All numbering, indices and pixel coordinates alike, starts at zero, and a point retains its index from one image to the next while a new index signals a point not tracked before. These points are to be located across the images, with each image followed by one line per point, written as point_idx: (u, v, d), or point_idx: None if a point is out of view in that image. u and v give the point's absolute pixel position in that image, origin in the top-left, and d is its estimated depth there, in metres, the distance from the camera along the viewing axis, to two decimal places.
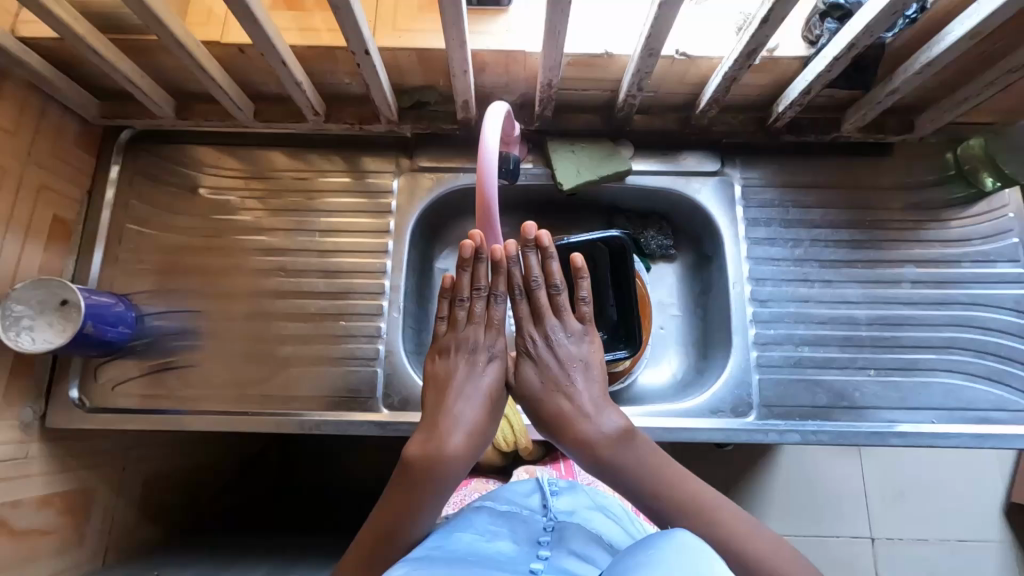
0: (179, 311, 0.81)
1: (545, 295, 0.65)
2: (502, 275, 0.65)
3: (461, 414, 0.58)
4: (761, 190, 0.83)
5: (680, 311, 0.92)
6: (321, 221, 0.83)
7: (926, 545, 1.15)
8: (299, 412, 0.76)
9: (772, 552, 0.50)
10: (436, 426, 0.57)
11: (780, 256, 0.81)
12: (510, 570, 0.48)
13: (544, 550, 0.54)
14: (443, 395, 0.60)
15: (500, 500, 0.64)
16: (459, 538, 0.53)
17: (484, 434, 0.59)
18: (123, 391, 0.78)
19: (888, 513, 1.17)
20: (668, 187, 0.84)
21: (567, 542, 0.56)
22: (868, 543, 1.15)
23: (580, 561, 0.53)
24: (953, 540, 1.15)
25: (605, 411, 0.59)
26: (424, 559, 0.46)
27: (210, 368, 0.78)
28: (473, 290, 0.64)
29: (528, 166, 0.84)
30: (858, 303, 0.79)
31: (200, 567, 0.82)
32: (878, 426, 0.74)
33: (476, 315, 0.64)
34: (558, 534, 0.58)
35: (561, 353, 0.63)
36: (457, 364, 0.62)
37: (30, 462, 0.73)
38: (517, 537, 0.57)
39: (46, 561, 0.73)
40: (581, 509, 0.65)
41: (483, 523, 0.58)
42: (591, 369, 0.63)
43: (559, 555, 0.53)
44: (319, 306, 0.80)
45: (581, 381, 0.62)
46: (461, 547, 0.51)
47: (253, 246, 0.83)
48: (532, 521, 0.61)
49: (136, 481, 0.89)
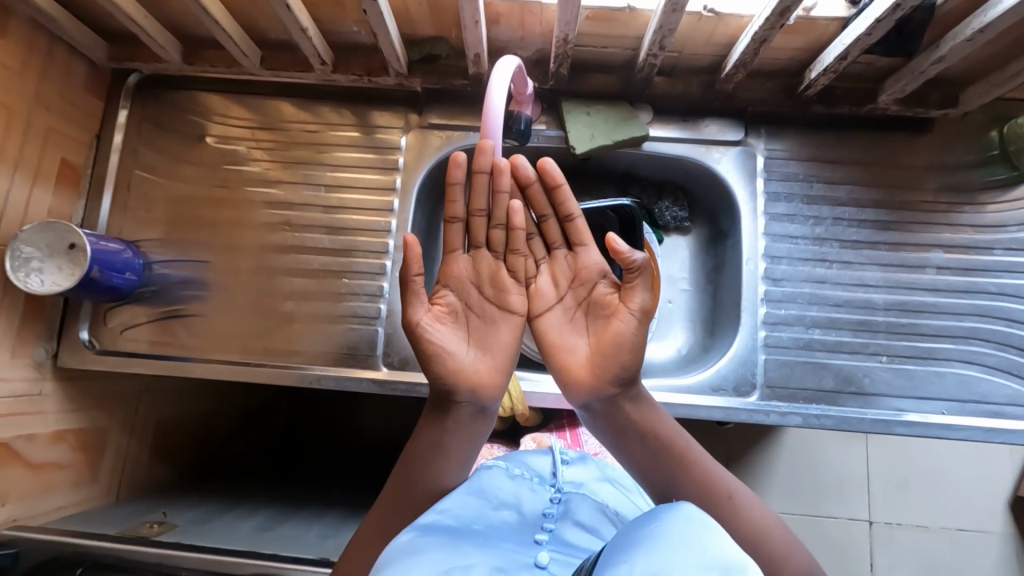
0: (186, 261, 0.81)
1: (556, 226, 0.59)
2: (504, 197, 0.57)
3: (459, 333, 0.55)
4: (785, 163, 0.79)
5: (690, 286, 0.89)
6: (327, 175, 0.82)
7: (925, 533, 1.14)
8: (300, 366, 0.77)
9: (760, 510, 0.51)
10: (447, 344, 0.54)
11: (799, 234, 0.77)
12: (516, 542, 0.49)
13: (549, 521, 0.55)
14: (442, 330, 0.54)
15: (512, 462, 0.64)
16: (468, 502, 0.53)
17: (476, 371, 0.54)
18: (132, 336, 0.80)
19: (889, 498, 1.16)
20: (686, 155, 0.80)
21: (572, 514, 0.57)
22: (866, 526, 1.15)
23: (584, 533, 0.54)
24: (953, 529, 1.14)
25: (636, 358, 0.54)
26: (431, 524, 0.47)
27: (215, 318, 0.79)
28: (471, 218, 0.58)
29: (541, 127, 0.80)
30: (876, 288, 0.75)
31: (205, 507, 0.86)
32: (885, 414, 0.72)
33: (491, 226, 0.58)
34: (564, 506, 0.59)
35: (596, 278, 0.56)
36: (451, 298, 0.56)
37: (44, 399, 0.75)
38: (524, 507, 0.57)
39: (61, 492, 0.77)
40: (590, 482, 0.65)
41: (494, 488, 0.57)
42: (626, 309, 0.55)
43: (564, 526, 0.54)
44: (324, 262, 0.79)
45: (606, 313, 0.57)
46: (469, 511, 0.52)
47: (259, 199, 0.82)
48: (540, 492, 0.61)
49: (147, 422, 0.92)
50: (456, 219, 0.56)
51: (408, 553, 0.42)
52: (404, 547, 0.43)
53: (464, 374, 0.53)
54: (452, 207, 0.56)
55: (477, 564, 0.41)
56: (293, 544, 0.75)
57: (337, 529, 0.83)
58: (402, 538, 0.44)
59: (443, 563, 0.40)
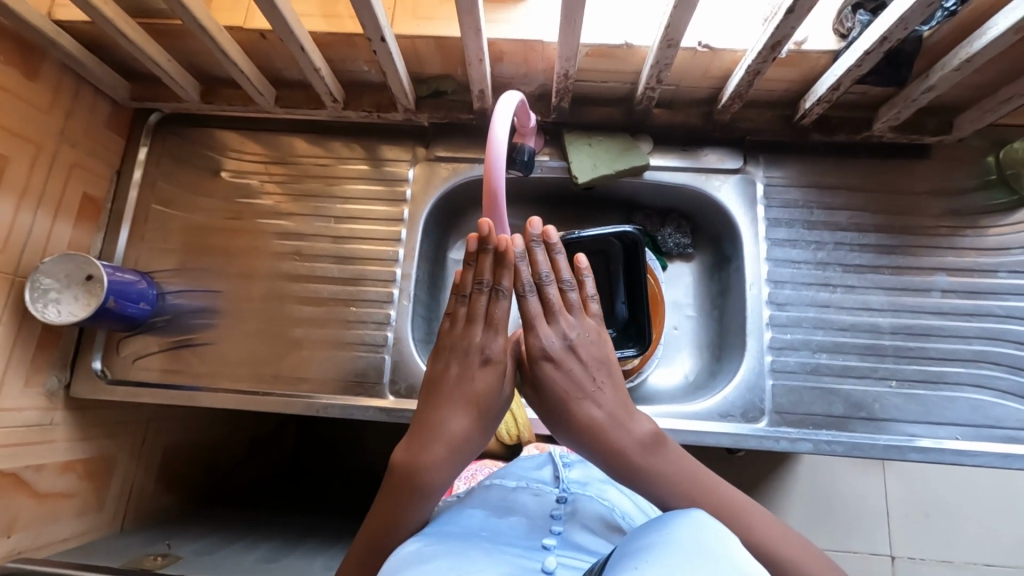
0: (199, 290, 0.83)
1: (552, 293, 0.56)
2: (507, 268, 0.56)
3: (445, 423, 0.52)
4: (784, 190, 0.80)
5: (695, 311, 0.90)
6: (337, 207, 0.84)
7: (950, 567, 1.10)
8: (308, 393, 0.77)
9: (805, 557, 0.47)
10: (420, 430, 0.53)
11: (801, 260, 0.78)
12: (521, 545, 0.46)
13: (557, 525, 0.52)
14: (442, 400, 0.53)
15: (510, 476, 0.61)
16: (471, 515, 0.51)
17: (471, 447, 0.53)
18: (143, 365, 0.81)
19: (909, 531, 1.12)
20: (686, 184, 0.82)
21: (580, 516, 0.53)
22: (887, 560, 1.11)
23: (595, 536, 0.51)
24: (979, 563, 1.10)
25: (635, 416, 0.53)
26: (437, 532, 0.45)
27: (226, 347, 0.80)
28: (476, 286, 0.55)
29: (544, 158, 0.83)
30: (882, 312, 0.76)
31: (209, 539, 0.85)
32: (898, 439, 0.71)
33: (476, 314, 0.55)
34: (571, 507, 0.55)
35: (582, 354, 0.55)
36: (446, 370, 0.55)
37: (55, 429, 0.76)
38: (529, 512, 0.54)
39: (67, 522, 0.77)
40: (595, 481, 0.60)
41: (495, 500, 0.56)
42: (610, 370, 0.56)
43: (572, 530, 0.51)
44: (332, 292, 0.81)
45: (602, 383, 0.55)
46: (475, 523, 0.49)
47: (272, 230, 0.84)
48: (544, 495, 0.58)
49: (154, 452, 0.92)
50: (468, 294, 0.56)
51: (416, 560, 0.38)
52: (410, 556, 0.39)
53: (460, 445, 0.52)
54: (459, 281, 0.56)
55: (484, 563, 0.38)
56: None
57: (341, 561, 0.81)
58: (407, 548, 0.40)
59: (446, 559, 0.38)
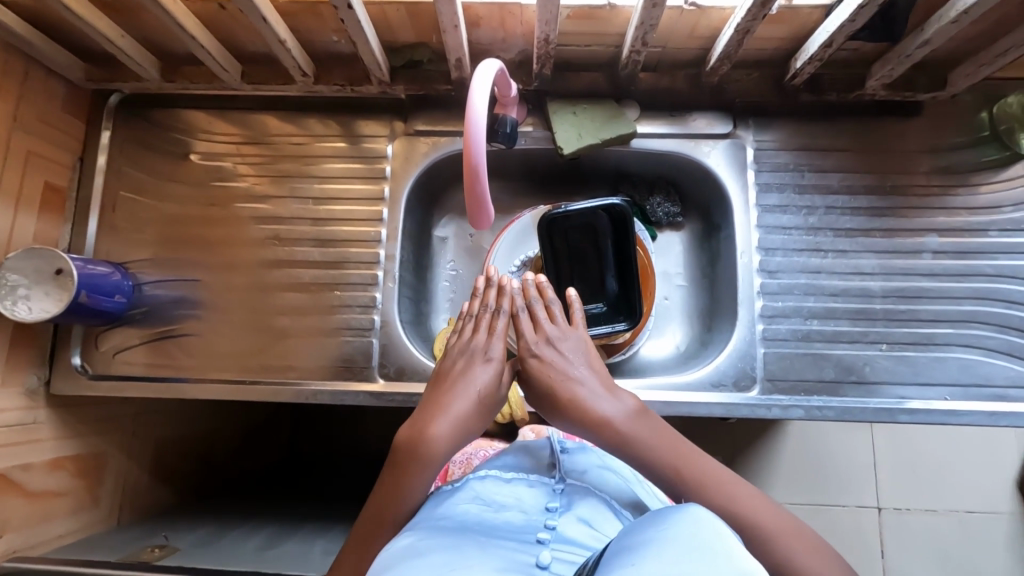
0: (176, 280, 0.80)
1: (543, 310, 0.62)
2: (505, 289, 0.63)
3: (449, 405, 0.56)
4: (774, 153, 0.78)
5: (686, 281, 0.89)
6: (315, 187, 0.81)
7: (933, 515, 1.14)
8: (296, 381, 0.75)
9: (792, 530, 0.48)
10: (424, 412, 0.56)
11: (792, 225, 0.76)
12: (516, 539, 0.45)
13: (552, 518, 0.51)
14: (446, 388, 0.58)
15: (506, 466, 0.60)
16: (465, 507, 0.50)
17: (471, 426, 0.57)
18: (126, 359, 0.78)
19: (895, 484, 1.15)
20: (675, 150, 0.80)
21: (575, 509, 0.52)
22: (874, 512, 1.14)
23: (590, 528, 0.50)
24: (962, 510, 1.14)
25: (617, 393, 0.56)
26: (429, 527, 0.44)
27: (209, 337, 0.78)
28: (480, 307, 0.63)
29: (528, 129, 0.80)
30: (872, 275, 0.75)
31: (208, 528, 0.85)
32: (888, 402, 0.71)
33: (477, 326, 0.62)
34: (566, 501, 0.54)
35: (568, 352, 0.59)
36: (449, 365, 0.60)
37: (39, 427, 0.75)
38: (524, 505, 0.53)
39: (61, 519, 0.77)
40: (591, 471, 0.60)
41: (489, 491, 0.54)
42: (593, 364, 0.59)
43: (567, 523, 0.50)
44: (315, 276, 0.78)
45: (586, 370, 0.58)
46: (468, 518, 0.48)
47: (248, 214, 0.81)
48: (539, 487, 0.56)
49: (145, 445, 0.91)
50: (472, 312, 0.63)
51: (409, 556, 0.38)
52: (403, 551, 0.39)
53: (464, 428, 0.56)
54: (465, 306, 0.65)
55: (477, 560, 0.37)
56: (297, 562, 0.74)
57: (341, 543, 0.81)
58: (400, 543, 0.40)
59: (436, 557, 0.37)
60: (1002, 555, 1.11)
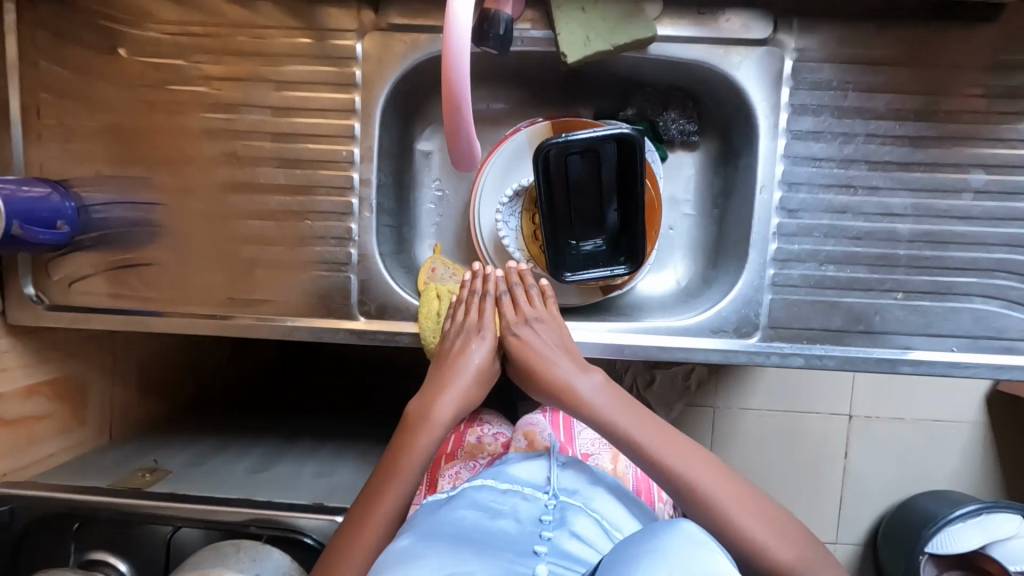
0: (125, 202, 0.71)
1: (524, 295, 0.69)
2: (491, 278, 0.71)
3: (449, 383, 0.66)
4: (816, 67, 0.66)
5: (694, 210, 0.81)
6: (273, 94, 0.69)
7: (900, 424, 1.17)
8: (270, 317, 0.70)
9: (742, 499, 0.57)
10: (429, 389, 0.67)
11: (824, 156, 0.67)
12: (510, 554, 0.48)
13: (547, 530, 0.53)
14: (445, 368, 0.67)
15: (501, 475, 0.60)
16: (462, 517, 0.53)
17: (467, 399, 0.67)
18: (83, 289, 0.72)
19: (869, 394, 1.17)
20: (700, 60, 0.68)
21: (569, 522, 0.54)
22: (844, 420, 1.18)
23: (583, 544, 0.52)
24: (928, 421, 1.17)
25: (589, 372, 0.64)
26: (431, 529, 0.50)
27: (170, 267, 0.71)
28: (470, 292, 0.71)
29: (525, 27, 0.66)
30: (902, 216, 0.67)
31: (199, 447, 0.87)
32: (891, 352, 0.68)
33: (468, 310, 0.69)
34: (561, 516, 0.55)
35: (544, 333, 0.66)
36: (446, 346, 0.68)
37: (3, 357, 0.71)
38: (519, 516, 0.55)
39: (48, 442, 0.77)
40: (584, 488, 0.61)
41: (486, 498, 0.56)
42: (566, 345, 0.66)
43: (562, 536, 0.52)
44: (280, 201, 0.70)
45: (561, 351, 0.65)
46: (465, 527, 0.51)
47: (198, 125, 0.70)
48: (533, 501, 0.57)
49: (129, 364, 0.88)
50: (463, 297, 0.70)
51: (407, 558, 0.45)
52: (402, 552, 0.46)
53: (461, 401, 0.66)
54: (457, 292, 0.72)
55: None
56: (288, 488, 0.75)
57: (332, 466, 0.83)
58: (402, 543, 0.48)
59: (437, 566, 0.43)
60: (957, 464, 1.17)
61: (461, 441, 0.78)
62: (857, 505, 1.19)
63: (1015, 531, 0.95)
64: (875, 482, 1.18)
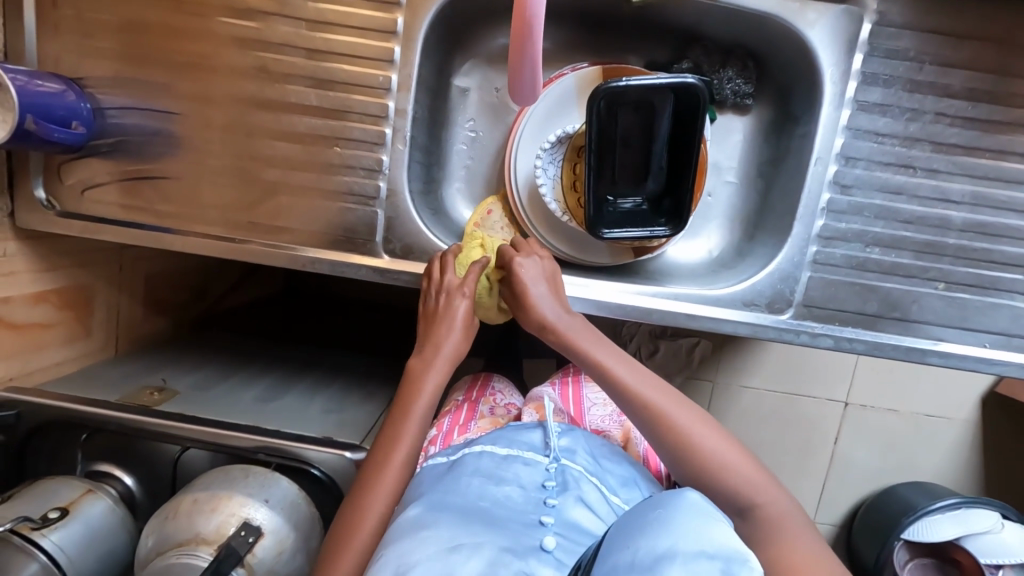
0: (143, 108, 0.67)
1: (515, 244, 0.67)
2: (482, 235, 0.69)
3: (444, 346, 0.64)
4: (894, 33, 0.62)
5: (737, 179, 0.78)
6: (309, 6, 0.64)
7: (895, 415, 1.16)
8: (289, 246, 0.68)
9: (721, 445, 0.57)
10: (425, 350, 0.65)
11: (887, 132, 0.64)
12: (518, 523, 0.47)
13: (552, 497, 0.52)
14: (434, 329, 0.65)
15: (501, 440, 0.59)
16: (467, 484, 0.52)
17: (459, 355, 0.66)
18: (96, 198, 0.69)
19: (872, 384, 1.15)
20: (773, 13, 0.64)
21: (573, 488, 0.53)
22: (843, 406, 1.17)
23: (587, 510, 0.51)
24: (923, 415, 1.16)
25: (574, 315, 0.63)
26: (438, 498, 0.50)
27: (189, 183, 0.68)
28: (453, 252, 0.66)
29: None
30: (958, 204, 0.64)
31: (205, 372, 0.86)
32: (923, 342, 0.66)
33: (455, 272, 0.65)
34: (563, 481, 0.54)
35: (539, 275, 0.64)
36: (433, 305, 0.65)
37: (12, 261, 0.68)
38: (522, 482, 0.53)
39: (54, 352, 0.75)
40: (585, 452, 0.60)
41: (487, 464, 0.55)
42: (556, 286, 0.64)
43: (569, 503, 0.51)
44: (309, 124, 0.66)
45: (552, 289, 0.64)
46: (471, 495, 0.51)
47: (226, 32, 0.65)
48: (535, 466, 0.56)
49: (136, 281, 0.86)
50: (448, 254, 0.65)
51: (417, 529, 0.45)
52: (411, 524, 0.47)
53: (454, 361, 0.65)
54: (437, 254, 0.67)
55: (477, 548, 0.42)
56: (296, 420, 0.75)
57: (340, 403, 0.82)
58: (409, 515, 0.48)
59: (446, 539, 0.43)
60: (948, 460, 1.18)
61: (474, 412, 0.76)
62: (844, 488, 1.20)
63: (991, 527, 0.95)
64: (865, 470, 1.19)
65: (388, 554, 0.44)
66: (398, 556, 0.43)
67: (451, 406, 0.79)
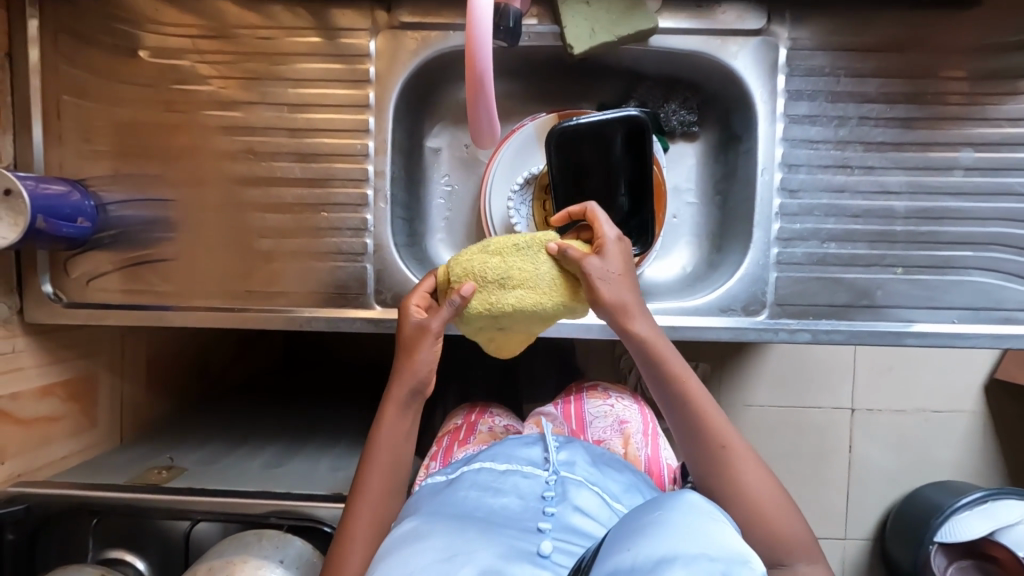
0: (143, 199, 0.72)
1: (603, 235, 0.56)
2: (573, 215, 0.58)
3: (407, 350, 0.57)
4: (809, 54, 0.70)
5: (697, 199, 0.84)
6: (289, 92, 0.71)
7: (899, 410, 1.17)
8: (287, 308, 0.71)
9: (754, 469, 0.55)
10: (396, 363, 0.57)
11: (821, 138, 0.70)
12: (515, 530, 0.48)
13: (550, 506, 0.53)
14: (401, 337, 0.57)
15: (500, 456, 0.60)
16: (465, 498, 0.53)
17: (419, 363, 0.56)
18: (101, 286, 0.73)
19: (868, 381, 1.17)
20: (700, 50, 0.72)
21: (571, 497, 0.54)
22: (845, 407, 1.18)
23: (585, 517, 0.53)
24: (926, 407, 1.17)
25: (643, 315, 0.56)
26: (436, 510, 0.51)
27: (188, 261, 0.72)
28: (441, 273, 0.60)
29: (532, 22, 0.71)
30: (898, 194, 0.70)
31: (211, 446, 0.86)
32: (896, 325, 0.69)
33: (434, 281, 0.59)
34: (562, 491, 0.55)
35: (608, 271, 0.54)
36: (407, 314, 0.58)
37: (20, 356, 0.71)
38: (520, 493, 0.55)
39: (60, 444, 0.76)
40: (586, 464, 0.61)
41: (486, 478, 0.56)
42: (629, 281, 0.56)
43: (567, 511, 0.52)
44: (296, 194, 0.71)
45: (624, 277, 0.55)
46: (467, 507, 0.52)
47: (216, 123, 0.72)
48: (534, 477, 0.57)
49: (138, 366, 0.88)
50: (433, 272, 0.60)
51: (413, 538, 0.47)
52: (408, 534, 0.48)
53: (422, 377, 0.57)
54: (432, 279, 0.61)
55: (472, 554, 0.43)
56: (305, 481, 0.75)
57: (347, 460, 0.83)
58: (406, 526, 0.49)
59: (441, 548, 0.44)
60: (961, 450, 1.17)
61: (473, 430, 0.78)
62: (865, 493, 1.18)
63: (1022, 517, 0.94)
64: (882, 472, 1.18)
65: (384, 562, 0.45)
66: (395, 563, 0.45)
67: (451, 427, 0.80)
